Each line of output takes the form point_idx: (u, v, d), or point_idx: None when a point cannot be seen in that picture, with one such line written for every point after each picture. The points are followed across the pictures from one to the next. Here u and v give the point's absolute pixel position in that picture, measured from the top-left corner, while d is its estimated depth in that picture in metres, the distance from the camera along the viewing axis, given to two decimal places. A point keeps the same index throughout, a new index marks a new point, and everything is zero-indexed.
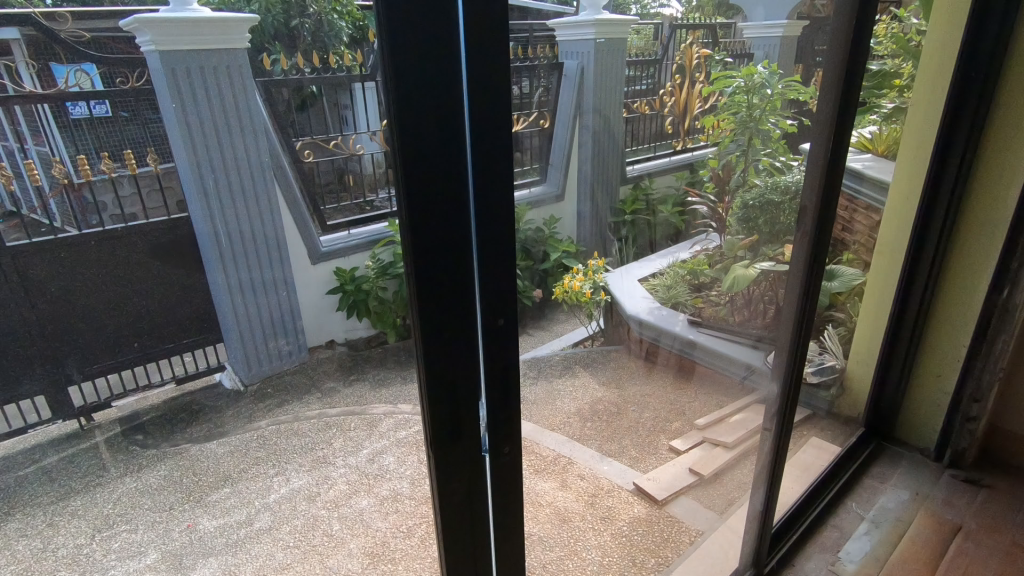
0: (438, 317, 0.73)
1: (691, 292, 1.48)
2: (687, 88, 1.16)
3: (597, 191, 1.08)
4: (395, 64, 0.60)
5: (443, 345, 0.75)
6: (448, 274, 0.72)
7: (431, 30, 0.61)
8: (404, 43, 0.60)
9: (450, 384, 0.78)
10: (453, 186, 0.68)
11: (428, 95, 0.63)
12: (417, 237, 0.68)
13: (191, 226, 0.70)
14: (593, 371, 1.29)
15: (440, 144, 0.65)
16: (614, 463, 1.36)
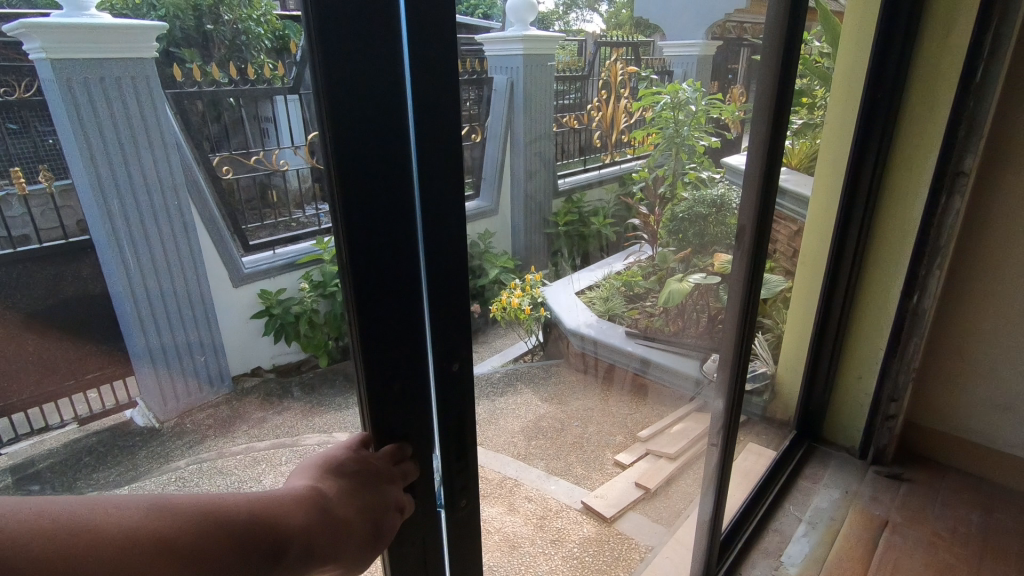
0: (385, 338, 0.69)
1: (626, 303, 1.58)
2: (613, 105, 1.16)
3: (531, 208, 1.07)
4: (331, 65, 0.56)
5: (393, 371, 0.71)
6: (394, 291, 0.68)
7: (371, 34, 0.57)
8: (338, 52, 0.56)
9: (396, 416, 0.73)
10: (395, 197, 0.64)
11: (369, 99, 0.59)
12: (359, 251, 0.63)
13: (94, 255, 0.57)
14: (535, 387, 1.26)
15: (382, 151, 0.62)
16: (562, 482, 1.34)
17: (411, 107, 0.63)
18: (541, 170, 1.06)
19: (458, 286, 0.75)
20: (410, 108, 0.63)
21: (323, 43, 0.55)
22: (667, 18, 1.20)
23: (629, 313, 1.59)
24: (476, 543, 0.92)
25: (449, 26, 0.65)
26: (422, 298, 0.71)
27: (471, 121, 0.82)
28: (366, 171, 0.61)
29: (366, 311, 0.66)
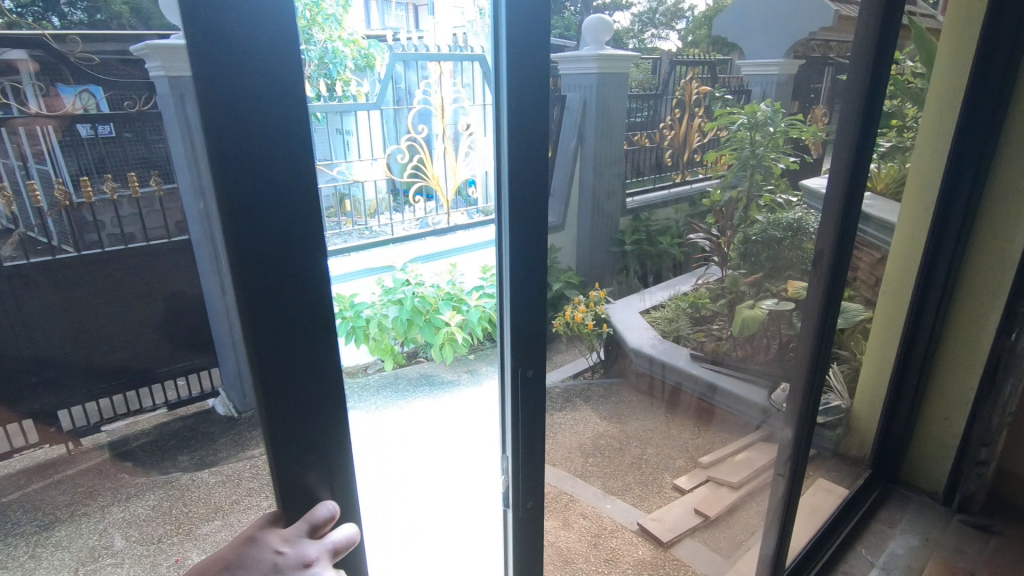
0: (294, 401, 0.55)
1: (692, 326, 1.43)
2: (685, 124, 1.13)
3: (597, 223, 1.09)
4: (206, 72, 0.43)
5: (316, 434, 0.57)
6: (305, 350, 0.54)
7: (265, 37, 0.45)
8: (217, 58, 0.43)
9: (340, 484, 0.61)
10: (306, 228, 0.51)
11: (261, 120, 0.47)
12: (252, 298, 0.50)
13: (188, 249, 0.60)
14: (595, 405, 1.45)
15: (274, 180, 0.48)
16: (608, 488, 1.55)
17: (506, 123, 0.69)
18: (609, 184, 1.11)
19: (539, 296, 0.78)
20: (506, 122, 0.69)
21: (198, 46, 0.42)
22: (745, 38, 1.19)
23: (694, 336, 1.43)
24: (541, 543, 0.97)
25: (543, 49, 0.68)
26: (505, 299, 0.77)
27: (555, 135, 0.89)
28: (263, 203, 0.48)
29: (269, 366, 0.53)
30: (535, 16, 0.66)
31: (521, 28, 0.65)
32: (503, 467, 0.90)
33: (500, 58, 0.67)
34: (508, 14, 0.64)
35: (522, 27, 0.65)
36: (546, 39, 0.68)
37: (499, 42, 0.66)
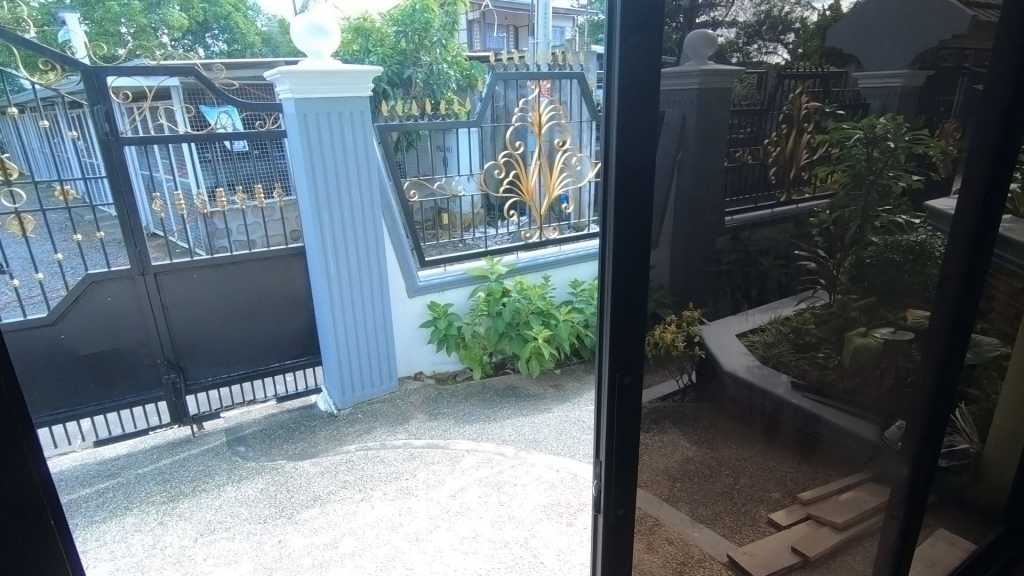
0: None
1: (794, 351, 1.23)
2: (788, 146, 1.07)
3: (692, 246, 1.04)
4: None
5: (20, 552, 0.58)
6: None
7: None
8: None
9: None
10: None
11: None
12: None
13: None
14: (683, 429, 1.15)
15: None
16: (698, 529, 1.24)
17: (615, 141, 0.76)
18: (704, 205, 1.02)
19: (639, 303, 0.84)
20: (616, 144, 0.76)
21: None
22: (866, 49, 1.09)
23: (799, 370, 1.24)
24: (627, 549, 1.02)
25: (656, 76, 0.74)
26: (606, 302, 0.84)
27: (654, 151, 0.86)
28: None
29: None
30: (646, 51, 0.73)
31: (636, 55, 0.72)
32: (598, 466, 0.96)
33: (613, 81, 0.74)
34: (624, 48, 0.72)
35: (636, 55, 0.72)
36: (657, 66, 0.74)
37: (614, 66, 0.72)
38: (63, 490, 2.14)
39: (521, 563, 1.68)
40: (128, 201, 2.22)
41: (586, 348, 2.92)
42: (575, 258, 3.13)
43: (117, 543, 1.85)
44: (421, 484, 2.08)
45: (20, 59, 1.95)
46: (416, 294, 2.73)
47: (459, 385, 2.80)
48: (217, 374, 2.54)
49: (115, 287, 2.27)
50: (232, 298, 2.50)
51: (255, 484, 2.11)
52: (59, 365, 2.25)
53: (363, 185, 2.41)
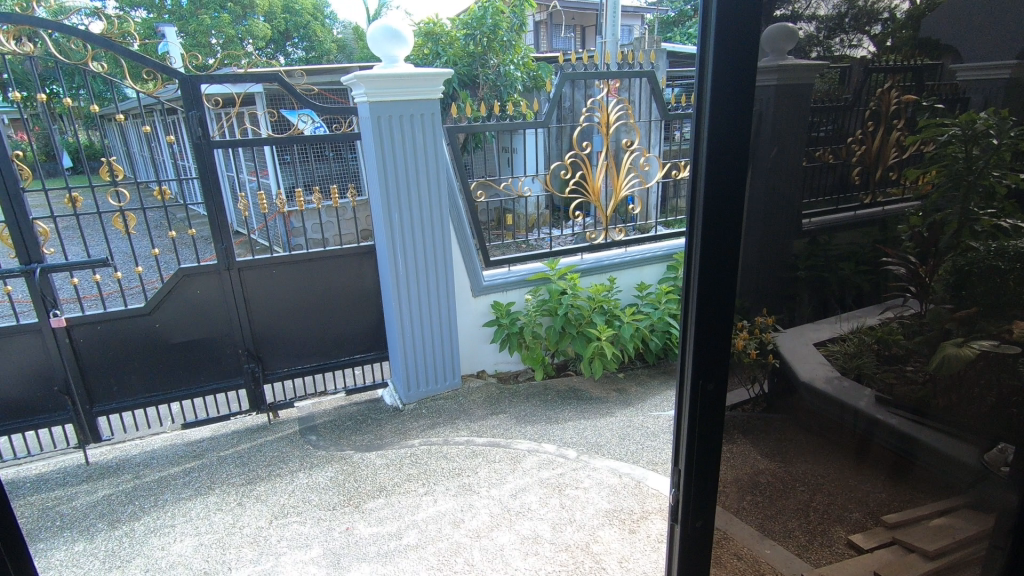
0: None
1: (881, 366, 0.91)
2: (882, 138, 0.85)
3: (757, 269, 0.85)
4: None
5: None
6: None
7: None
8: None
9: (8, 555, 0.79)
10: None
11: None
12: None
13: None
14: (749, 437, 0.93)
15: None
16: (779, 550, 0.96)
17: (706, 145, 0.76)
18: (780, 218, 0.84)
19: (725, 308, 0.83)
20: (708, 143, 0.76)
21: None
22: None
23: (896, 388, 0.91)
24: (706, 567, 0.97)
25: (751, 77, 0.74)
26: (691, 305, 0.84)
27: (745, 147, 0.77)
28: None
29: None
30: (744, 52, 0.73)
31: (730, 61, 0.73)
32: (676, 471, 0.94)
33: (706, 86, 0.75)
34: (718, 50, 0.72)
35: (731, 60, 0.73)
36: (752, 67, 0.74)
37: (708, 74, 0.74)
38: (154, 467, 2.32)
39: (582, 567, 1.66)
40: (217, 201, 2.38)
41: (650, 353, 2.87)
42: (641, 260, 3.08)
43: (201, 519, 1.99)
44: (483, 480, 2.11)
45: (128, 73, 2.16)
46: (481, 293, 2.76)
47: (520, 386, 2.80)
48: (292, 365, 2.68)
49: (204, 280, 2.44)
50: (308, 293, 2.62)
51: (324, 472, 2.21)
52: (156, 352, 2.46)
53: (432, 186, 2.46)
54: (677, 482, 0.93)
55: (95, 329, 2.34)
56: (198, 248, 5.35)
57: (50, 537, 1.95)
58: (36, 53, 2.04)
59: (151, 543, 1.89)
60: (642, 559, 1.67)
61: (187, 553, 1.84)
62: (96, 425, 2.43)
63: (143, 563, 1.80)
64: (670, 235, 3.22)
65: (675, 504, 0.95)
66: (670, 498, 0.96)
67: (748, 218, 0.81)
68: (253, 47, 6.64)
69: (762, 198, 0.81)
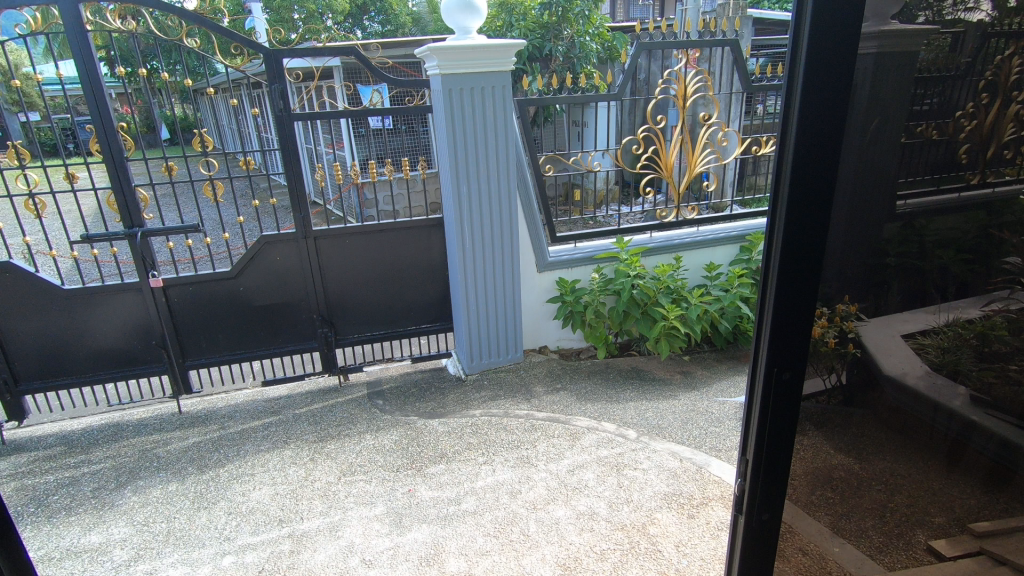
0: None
1: (978, 365, 0.74)
2: (999, 111, 0.69)
3: (850, 259, 0.73)
4: None
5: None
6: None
7: None
8: None
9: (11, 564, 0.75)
10: None
11: None
12: None
13: None
14: (822, 430, 0.81)
15: None
16: (848, 549, 0.85)
17: (797, 119, 0.67)
18: (871, 203, 0.71)
19: (808, 302, 0.74)
20: (798, 117, 0.67)
21: None
22: None
23: (1000, 392, 0.73)
24: (772, 566, 0.90)
25: (855, 42, 0.64)
26: (769, 296, 0.75)
27: (841, 122, 0.67)
28: None
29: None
30: (848, 12, 0.63)
31: (830, 23, 0.63)
32: (741, 468, 0.86)
33: (800, 51, 0.65)
34: (816, 11, 0.63)
35: (831, 21, 0.63)
36: (855, 31, 0.63)
37: (801, 38, 0.65)
38: (237, 420, 2.50)
39: (637, 547, 1.66)
40: (296, 172, 2.48)
41: (719, 337, 2.77)
42: (714, 240, 2.96)
43: (278, 471, 2.13)
44: (540, 454, 2.13)
45: (218, 48, 2.27)
46: (545, 269, 2.76)
47: (582, 363, 2.79)
48: (363, 332, 2.79)
49: (284, 248, 2.57)
50: (379, 262, 2.71)
51: (390, 436, 2.30)
52: (241, 312, 2.63)
53: (501, 159, 2.47)
54: (741, 472, 0.86)
55: (188, 289, 2.53)
56: (280, 216, 5.66)
57: (149, 476, 2.15)
58: (139, 30, 2.19)
59: (233, 489, 2.05)
60: (698, 544, 1.65)
61: (264, 500, 1.98)
62: (188, 378, 2.64)
63: (227, 506, 1.96)
64: (747, 215, 3.07)
65: (737, 494, 0.88)
66: (735, 489, 0.88)
67: (840, 203, 0.70)
68: (332, 20, 6.84)
69: (857, 181, 0.70)
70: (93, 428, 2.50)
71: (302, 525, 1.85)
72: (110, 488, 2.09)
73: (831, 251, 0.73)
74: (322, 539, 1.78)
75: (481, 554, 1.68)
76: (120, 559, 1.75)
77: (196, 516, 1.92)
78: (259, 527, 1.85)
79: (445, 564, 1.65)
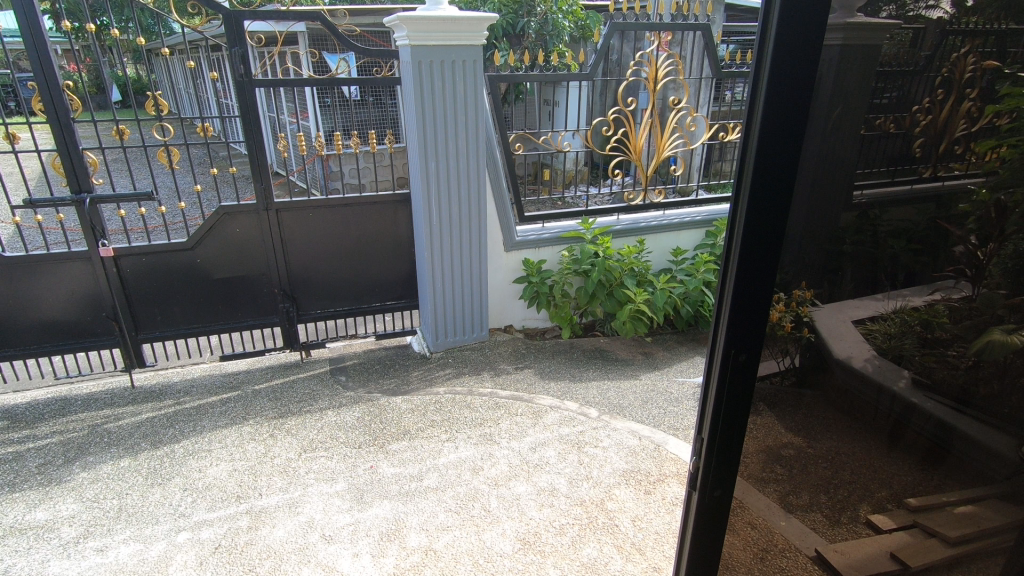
0: None
1: (919, 348, 0.77)
2: (952, 108, 0.70)
3: (807, 247, 0.75)
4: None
5: None
6: None
7: None
8: None
9: None
10: None
11: None
12: None
13: None
14: (774, 410, 0.84)
15: None
16: (795, 524, 0.88)
17: (762, 111, 0.67)
18: (828, 192, 0.73)
19: (767, 288, 0.76)
20: (764, 108, 0.67)
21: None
22: None
23: (939, 376, 0.76)
24: (722, 538, 0.94)
25: (821, 37, 0.64)
26: (729, 282, 0.77)
27: (804, 114, 0.67)
28: None
29: None
30: (815, 6, 0.63)
31: (799, 17, 0.63)
32: (697, 446, 0.89)
33: (768, 42, 0.65)
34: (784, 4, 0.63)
35: (799, 12, 0.63)
36: (822, 25, 0.64)
37: (770, 31, 0.65)
38: (194, 395, 2.44)
39: (595, 522, 1.70)
40: (256, 140, 2.40)
41: (680, 319, 2.83)
42: (678, 224, 3.01)
43: (236, 447, 2.10)
44: (503, 431, 2.15)
45: (174, 5, 2.16)
46: (512, 249, 2.75)
47: (547, 342, 2.82)
48: (325, 308, 2.75)
49: (243, 220, 2.50)
50: (342, 237, 2.65)
51: (352, 412, 2.28)
52: (197, 284, 2.55)
53: (470, 136, 2.44)
54: (698, 448, 0.88)
55: (141, 261, 2.44)
56: (239, 186, 5.49)
57: (99, 452, 2.09)
58: None
59: (189, 465, 2.00)
60: (653, 519, 1.71)
61: (222, 477, 1.94)
62: (141, 351, 2.56)
63: (182, 482, 1.92)
64: (711, 200, 3.12)
65: (693, 470, 0.91)
66: (691, 466, 0.91)
67: (801, 193, 0.72)
68: None
69: (817, 170, 0.71)
70: (39, 402, 2.40)
71: (260, 501, 1.83)
72: (58, 464, 2.02)
73: (790, 239, 0.74)
74: (281, 515, 1.77)
75: (442, 529, 1.70)
76: (68, 536, 1.70)
77: (149, 493, 1.88)
78: (217, 503, 1.83)
79: (405, 539, 1.66)
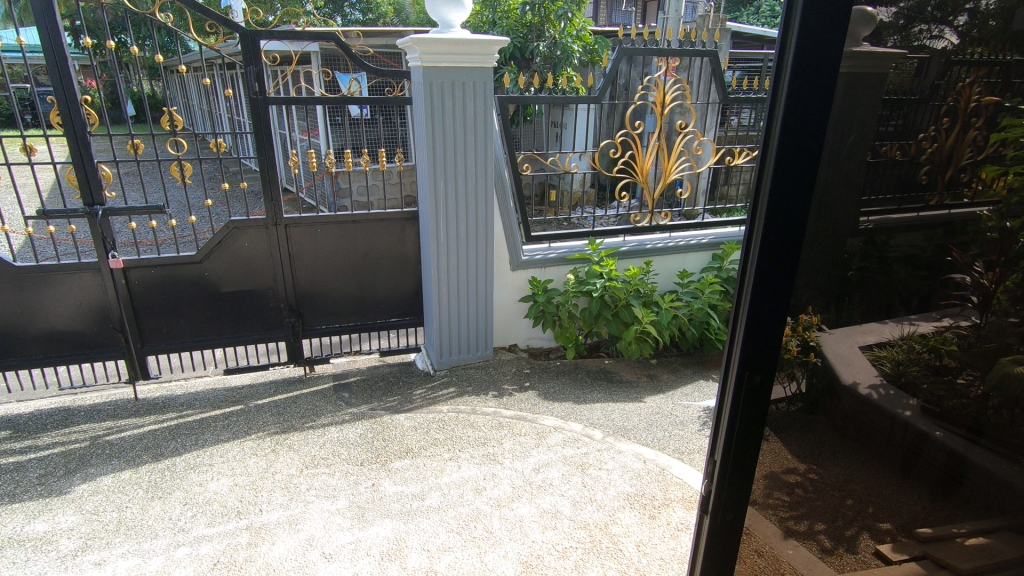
0: None
1: (928, 374, 0.76)
2: (958, 134, 0.71)
3: (821, 272, 0.74)
4: None
5: None
6: None
7: None
8: None
9: None
10: None
11: None
12: None
13: None
14: (782, 435, 0.83)
15: None
16: (802, 552, 0.87)
17: (778, 137, 0.67)
18: (839, 219, 0.72)
19: (781, 310, 0.75)
20: (779, 133, 0.67)
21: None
22: None
23: (948, 403, 0.75)
24: (731, 568, 0.92)
25: (837, 66, 0.64)
26: (744, 303, 0.76)
27: (819, 140, 0.67)
28: None
29: None
30: (832, 35, 0.63)
31: (816, 45, 0.63)
32: (709, 470, 0.88)
33: (784, 70, 0.65)
34: (801, 34, 0.63)
35: (816, 41, 0.63)
36: (837, 56, 0.64)
37: (786, 59, 0.65)
38: (197, 408, 2.43)
39: (599, 546, 1.68)
40: (268, 157, 2.42)
41: (685, 341, 2.82)
42: (685, 246, 3.01)
43: (238, 461, 2.09)
44: (506, 451, 2.13)
45: (191, 24, 2.19)
46: (519, 268, 2.76)
47: (551, 362, 2.81)
48: (330, 323, 2.75)
49: (252, 234, 2.52)
50: (352, 253, 2.67)
51: (354, 429, 2.27)
52: (206, 297, 2.57)
53: (479, 156, 2.46)
54: (708, 471, 0.88)
55: (148, 272, 2.45)
56: (250, 202, 5.57)
57: (101, 464, 2.08)
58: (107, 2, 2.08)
59: (189, 479, 2.00)
60: (657, 544, 1.68)
61: (223, 491, 1.94)
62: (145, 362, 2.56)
63: (183, 496, 1.91)
64: (718, 222, 3.11)
65: (703, 494, 0.90)
66: (702, 490, 0.90)
67: (814, 218, 0.72)
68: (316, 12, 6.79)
69: (828, 195, 0.71)
70: (42, 412, 2.41)
71: (261, 517, 1.82)
72: (59, 475, 2.02)
73: (805, 263, 0.74)
74: (281, 532, 1.75)
75: (444, 549, 1.68)
76: (66, 548, 1.69)
77: (150, 506, 1.87)
78: (216, 519, 1.81)
79: (406, 559, 1.65)
